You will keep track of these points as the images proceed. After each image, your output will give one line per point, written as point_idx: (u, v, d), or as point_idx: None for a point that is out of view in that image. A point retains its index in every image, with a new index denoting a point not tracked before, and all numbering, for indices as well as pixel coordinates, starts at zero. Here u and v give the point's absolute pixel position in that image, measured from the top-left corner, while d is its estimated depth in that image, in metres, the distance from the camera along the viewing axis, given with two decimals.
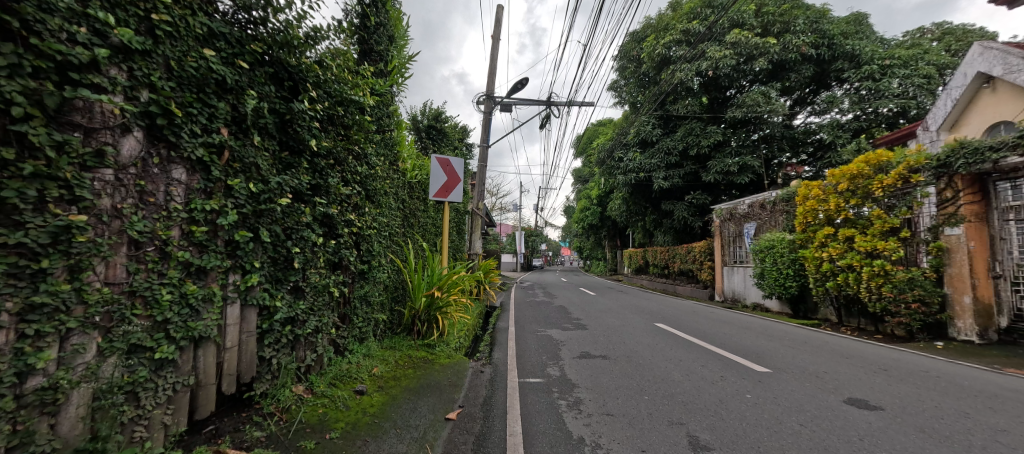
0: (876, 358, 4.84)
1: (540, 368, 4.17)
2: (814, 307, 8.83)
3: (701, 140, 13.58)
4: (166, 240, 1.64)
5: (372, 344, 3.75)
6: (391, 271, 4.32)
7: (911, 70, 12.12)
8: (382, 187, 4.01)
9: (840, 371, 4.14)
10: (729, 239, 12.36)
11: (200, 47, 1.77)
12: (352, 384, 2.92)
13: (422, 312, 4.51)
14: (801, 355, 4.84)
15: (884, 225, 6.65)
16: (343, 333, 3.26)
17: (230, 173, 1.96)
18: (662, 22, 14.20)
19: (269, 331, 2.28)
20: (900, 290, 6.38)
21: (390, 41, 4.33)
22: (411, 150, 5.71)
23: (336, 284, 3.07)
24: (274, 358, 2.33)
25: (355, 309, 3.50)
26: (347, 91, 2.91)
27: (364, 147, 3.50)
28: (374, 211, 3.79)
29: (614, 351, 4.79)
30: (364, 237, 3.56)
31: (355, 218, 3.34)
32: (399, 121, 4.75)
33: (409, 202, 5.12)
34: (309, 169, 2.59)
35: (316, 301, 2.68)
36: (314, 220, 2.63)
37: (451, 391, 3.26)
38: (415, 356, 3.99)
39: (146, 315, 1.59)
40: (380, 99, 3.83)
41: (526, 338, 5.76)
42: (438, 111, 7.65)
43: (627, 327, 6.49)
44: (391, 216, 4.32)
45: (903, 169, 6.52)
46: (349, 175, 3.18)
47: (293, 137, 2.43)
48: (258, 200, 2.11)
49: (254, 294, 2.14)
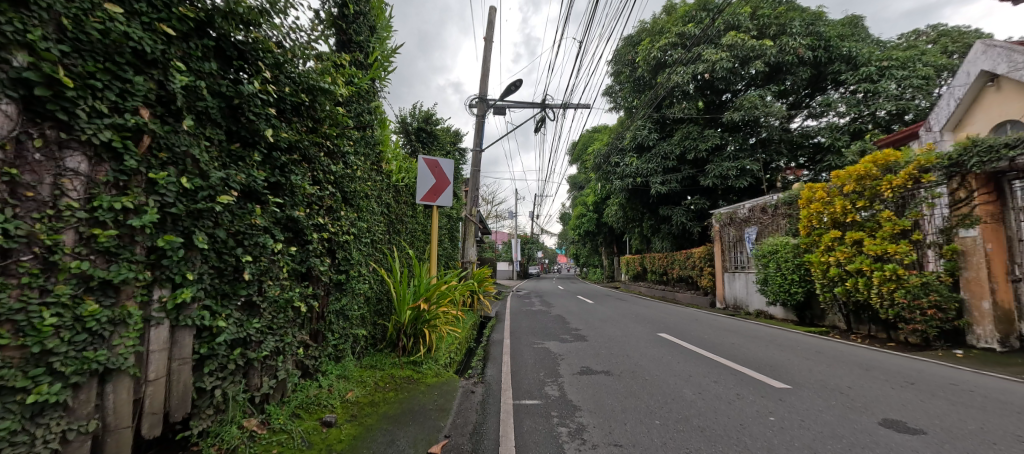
0: (898, 370, 4.50)
1: (538, 387, 3.78)
2: (822, 313, 8.50)
3: (698, 143, 13.32)
4: (52, 246, 1.29)
5: (350, 363, 3.37)
6: (373, 282, 3.94)
7: (910, 71, 11.98)
8: (362, 189, 3.66)
9: (865, 386, 3.80)
10: (729, 245, 12.07)
11: (107, 5, 1.43)
12: (320, 413, 2.52)
13: (408, 326, 4.12)
14: (819, 367, 4.49)
15: (895, 227, 6.39)
16: (314, 353, 2.88)
17: (155, 165, 1.60)
18: (657, 25, 14.06)
19: (208, 357, 1.89)
20: (913, 295, 6.07)
21: (372, 32, 4.02)
22: (398, 151, 5.36)
23: (304, 297, 2.70)
24: (217, 389, 1.94)
25: (329, 324, 3.12)
26: (317, 77, 2.57)
27: (340, 145, 3.17)
28: (353, 216, 3.44)
29: (617, 365, 4.41)
30: (341, 244, 3.22)
31: (328, 222, 2.98)
32: (383, 119, 4.41)
33: (394, 206, 4.76)
34: (267, 166, 2.25)
35: (275, 318, 2.31)
36: (273, 225, 2.28)
37: (436, 418, 2.87)
38: (399, 376, 3.58)
39: (18, 345, 1.24)
40: (358, 93, 3.50)
41: (523, 351, 5.36)
42: (429, 113, 7.32)
43: (629, 338, 6.13)
44: (374, 222, 3.97)
45: (914, 168, 6.27)
46: (320, 175, 2.84)
47: (246, 127, 2.09)
48: (196, 198, 1.76)
49: (189, 313, 1.77)
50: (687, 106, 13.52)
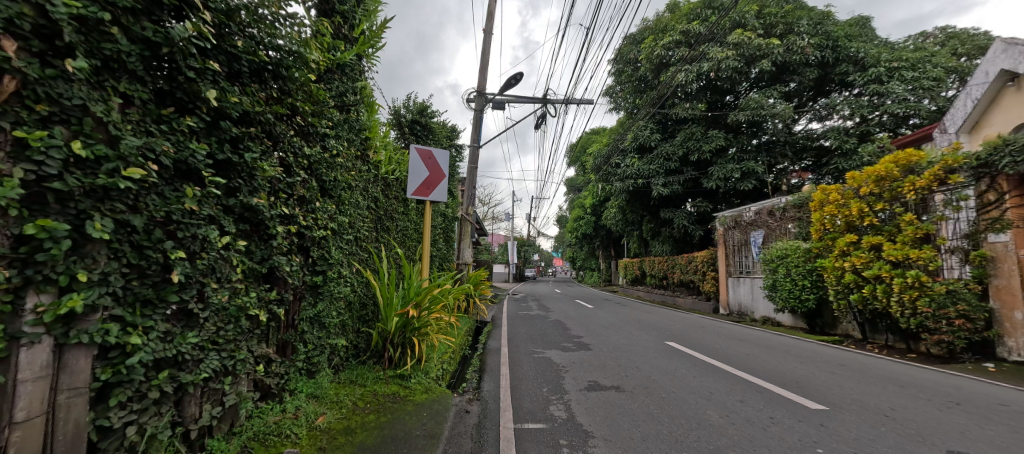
0: (934, 386, 4.10)
1: (541, 406, 3.33)
2: (833, 321, 8.11)
3: (702, 144, 12.90)
4: None
5: (325, 378, 2.90)
6: (355, 284, 3.48)
7: (920, 73, 11.68)
8: (345, 179, 3.22)
9: (909, 408, 3.38)
10: (733, 249, 11.70)
11: None
12: (278, 447, 2.04)
13: (395, 335, 3.65)
14: (850, 383, 4.07)
15: (918, 231, 6.03)
16: (278, 368, 2.42)
17: (27, 121, 1.19)
18: (660, 23, 13.73)
19: (117, 385, 1.45)
20: (939, 304, 5.67)
21: (360, 2, 3.53)
22: (388, 142, 4.90)
23: (265, 303, 2.24)
24: (131, 427, 1.49)
25: (300, 335, 2.68)
26: (281, 36, 2.14)
27: (315, 125, 2.73)
28: (333, 209, 2.98)
29: (628, 380, 3.96)
30: (315, 240, 2.76)
31: (299, 215, 2.54)
32: (371, 103, 3.96)
33: (383, 201, 4.30)
34: (213, 138, 1.79)
35: (220, 329, 1.87)
36: (219, 213, 1.84)
37: (423, 449, 2.40)
38: (382, 392, 3.11)
39: None
40: (338, 69, 3.06)
41: (522, 361, 4.91)
42: (424, 105, 6.86)
43: (636, 347, 5.70)
44: (358, 216, 3.52)
45: (939, 169, 5.93)
46: (289, 158, 2.42)
47: (184, 86, 1.65)
48: (96, 169, 1.32)
49: (86, 327, 1.33)
50: (691, 106, 13.13)
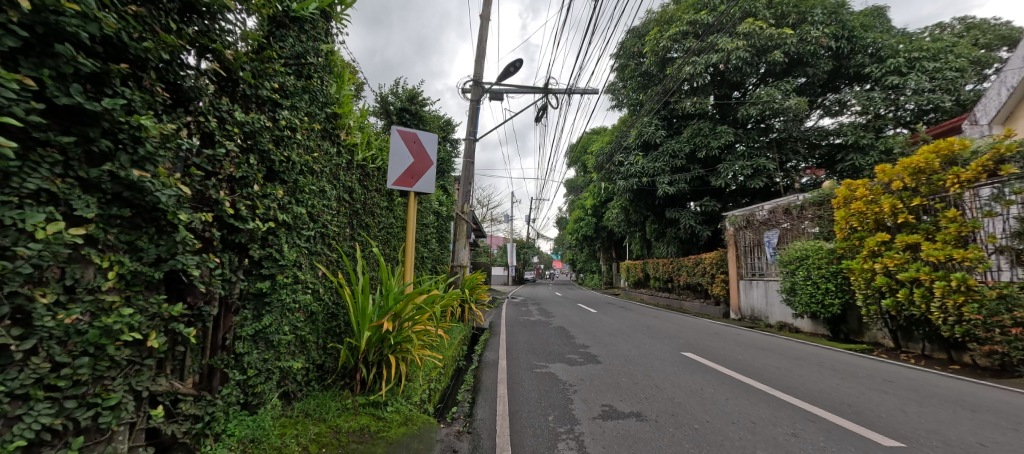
0: (1010, 409, 3.46)
1: (547, 444, 2.68)
2: (859, 328, 7.49)
3: (710, 140, 12.26)
4: None
5: (270, 414, 2.25)
6: (319, 291, 2.84)
7: (941, 63, 11.18)
8: (307, 160, 2.59)
9: (1004, 443, 2.73)
10: (745, 250, 11.07)
11: None
12: None
13: (369, 352, 3.00)
14: (912, 407, 3.43)
15: (962, 229, 5.40)
16: (192, 409, 1.77)
17: None
18: (666, 14, 13.12)
19: None
20: (990, 311, 5.01)
21: None
22: (368, 126, 4.30)
23: (167, 321, 1.60)
24: None
25: (230, 360, 2.03)
26: None
27: (255, 86, 2.11)
28: (284, 197, 2.34)
29: (650, 404, 3.33)
30: (256, 235, 2.12)
31: (226, 198, 1.90)
32: (342, 75, 3.35)
33: (360, 192, 3.68)
34: (47, 71, 1.18)
35: (70, 363, 1.24)
36: (65, 188, 1.22)
37: None
38: (348, 428, 2.44)
39: None
40: (289, 22, 2.45)
41: (522, 379, 4.27)
42: (415, 91, 6.28)
43: (650, 359, 5.06)
44: (325, 209, 2.88)
45: (987, 160, 5.36)
46: (209, 123, 1.79)
47: None
48: None
49: None
50: (699, 100, 12.49)
